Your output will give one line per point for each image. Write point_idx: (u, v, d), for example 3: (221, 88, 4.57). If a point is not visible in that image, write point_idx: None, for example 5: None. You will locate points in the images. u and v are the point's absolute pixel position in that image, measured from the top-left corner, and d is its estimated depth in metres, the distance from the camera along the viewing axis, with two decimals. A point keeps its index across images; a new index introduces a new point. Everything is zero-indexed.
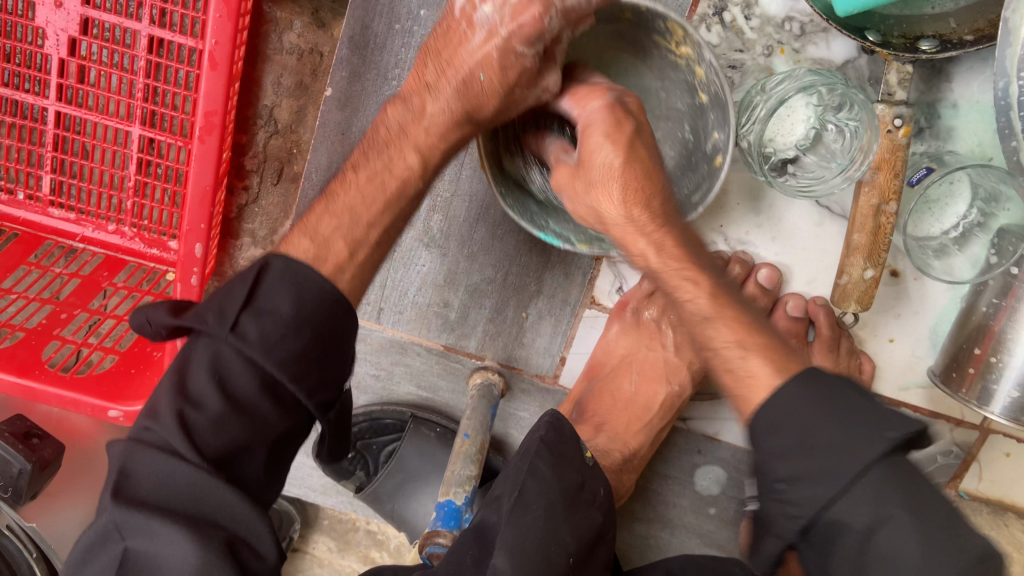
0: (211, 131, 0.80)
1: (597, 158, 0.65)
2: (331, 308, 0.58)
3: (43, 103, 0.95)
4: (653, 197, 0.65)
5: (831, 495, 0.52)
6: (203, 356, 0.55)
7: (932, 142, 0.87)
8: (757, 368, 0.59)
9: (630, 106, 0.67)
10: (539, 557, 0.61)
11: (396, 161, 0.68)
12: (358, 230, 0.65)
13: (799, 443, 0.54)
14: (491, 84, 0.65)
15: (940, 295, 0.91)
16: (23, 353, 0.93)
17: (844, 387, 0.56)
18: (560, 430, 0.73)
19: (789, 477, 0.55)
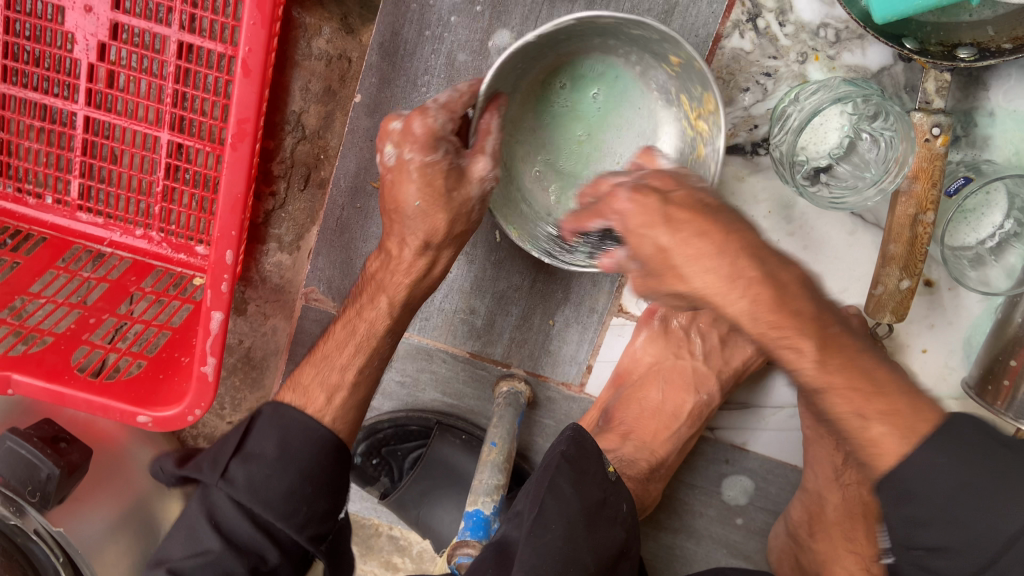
0: (244, 138, 0.79)
1: (655, 243, 0.57)
2: (315, 450, 0.74)
3: (72, 108, 0.96)
4: (738, 267, 0.55)
5: (982, 564, 0.53)
6: (202, 506, 0.71)
7: (968, 150, 0.85)
8: (880, 434, 0.56)
9: (655, 183, 0.60)
10: (556, 574, 0.61)
11: (366, 307, 0.82)
12: (333, 376, 0.80)
13: (944, 512, 0.55)
14: (429, 205, 0.76)
15: (975, 306, 0.90)
16: (51, 358, 0.93)
17: (980, 435, 0.56)
18: (582, 444, 0.71)
19: (929, 545, 0.56)
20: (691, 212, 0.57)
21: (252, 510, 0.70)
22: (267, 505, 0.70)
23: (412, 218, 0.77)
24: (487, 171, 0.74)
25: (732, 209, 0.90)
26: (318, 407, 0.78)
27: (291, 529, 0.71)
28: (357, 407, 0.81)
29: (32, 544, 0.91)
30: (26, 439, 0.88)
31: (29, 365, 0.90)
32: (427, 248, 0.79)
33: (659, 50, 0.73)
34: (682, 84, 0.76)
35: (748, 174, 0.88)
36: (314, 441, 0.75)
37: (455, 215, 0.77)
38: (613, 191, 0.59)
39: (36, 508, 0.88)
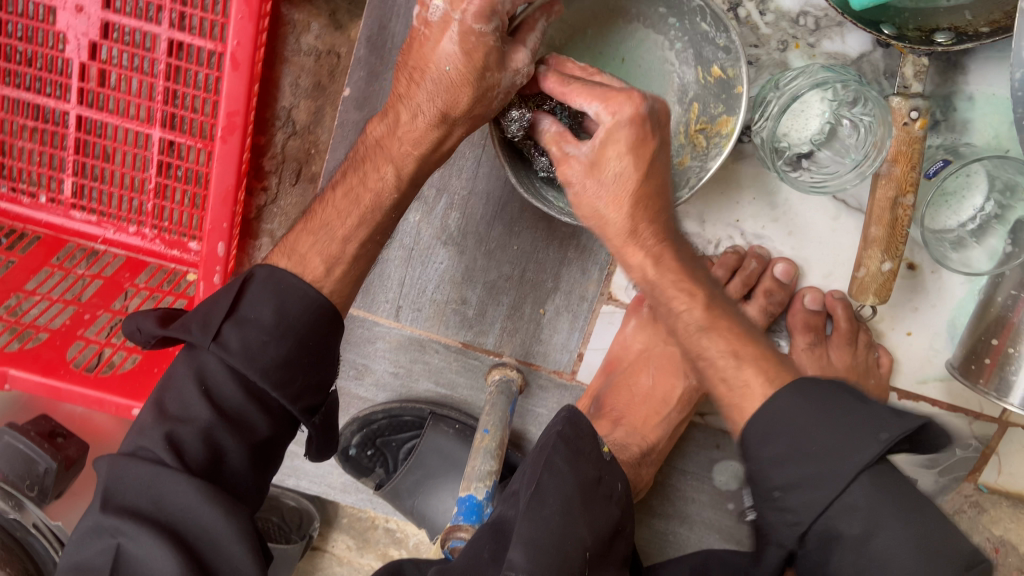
0: (233, 131, 0.80)
1: (614, 167, 0.70)
2: (312, 315, 0.71)
3: (65, 107, 0.97)
4: (637, 210, 0.72)
5: (830, 496, 0.61)
6: (191, 366, 0.67)
7: (947, 134, 0.87)
8: (750, 377, 0.67)
9: (658, 115, 0.69)
10: (553, 553, 0.62)
11: (370, 175, 0.76)
12: (334, 245, 0.75)
13: (794, 449, 0.63)
14: (459, 75, 0.67)
15: (958, 288, 0.91)
16: (48, 353, 0.94)
17: (837, 388, 0.64)
18: (577, 425, 0.72)
19: (785, 485, 0.63)
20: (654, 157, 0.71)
21: (242, 372, 0.67)
22: (264, 371, 0.67)
23: (436, 82, 0.69)
24: (525, 66, 0.68)
25: (718, 196, 0.91)
26: (316, 276, 0.74)
27: (285, 400, 0.68)
28: (354, 282, 0.78)
29: (32, 538, 0.91)
30: (23, 434, 0.89)
31: (25, 361, 0.92)
32: (443, 120, 0.71)
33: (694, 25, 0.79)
34: (705, 96, 0.82)
35: (732, 161, 0.90)
36: (309, 306, 0.71)
37: (480, 95, 0.68)
38: (630, 96, 0.67)
39: (35, 501, 0.89)
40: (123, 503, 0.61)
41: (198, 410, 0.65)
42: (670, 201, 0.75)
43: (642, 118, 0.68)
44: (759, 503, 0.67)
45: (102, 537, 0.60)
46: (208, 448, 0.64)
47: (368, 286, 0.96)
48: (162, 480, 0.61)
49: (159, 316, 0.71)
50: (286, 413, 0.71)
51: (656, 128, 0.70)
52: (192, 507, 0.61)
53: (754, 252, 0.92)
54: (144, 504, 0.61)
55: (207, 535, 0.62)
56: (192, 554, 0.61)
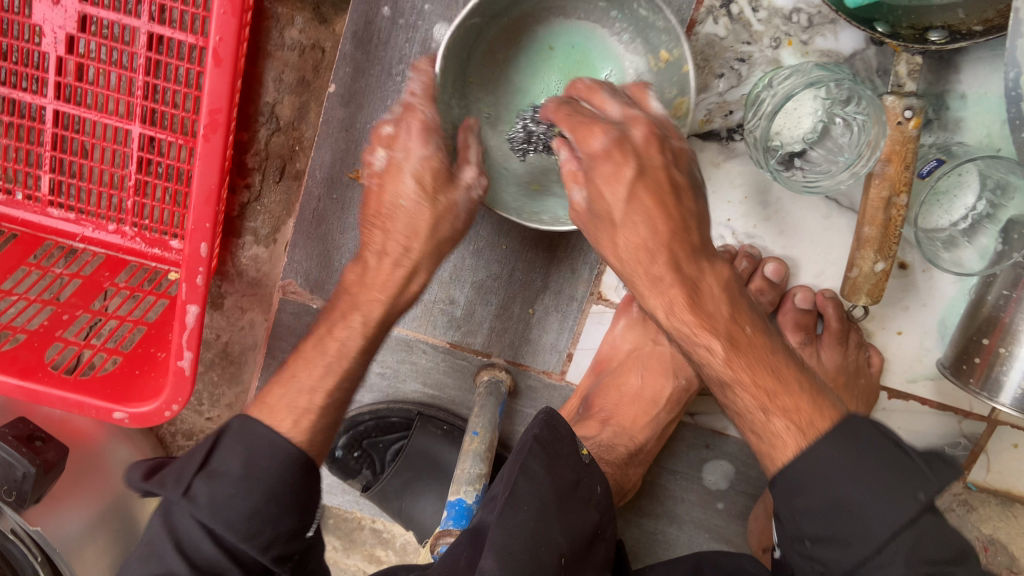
0: (217, 128, 0.78)
1: (609, 209, 0.68)
2: (284, 467, 0.64)
3: (41, 102, 0.94)
4: (658, 251, 0.67)
5: (864, 555, 0.59)
6: (165, 527, 0.62)
7: (940, 133, 0.86)
8: (779, 429, 0.64)
9: (636, 140, 0.67)
10: (528, 561, 0.58)
11: (339, 323, 0.74)
12: (301, 398, 0.69)
13: (831, 508, 0.60)
14: (417, 207, 0.73)
15: (948, 287, 0.91)
16: (25, 355, 0.92)
17: (880, 438, 0.62)
18: (555, 428, 0.67)
19: (820, 538, 0.61)
20: (654, 193, 0.67)
21: (215, 531, 0.61)
22: (230, 526, 0.61)
23: (405, 220, 0.73)
24: (475, 180, 0.74)
25: (709, 194, 0.90)
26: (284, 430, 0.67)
27: (255, 551, 0.62)
28: (326, 431, 0.70)
29: (10, 544, 0.90)
30: (1, 438, 0.87)
31: (4, 363, 0.89)
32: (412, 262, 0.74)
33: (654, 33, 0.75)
34: (660, 82, 0.78)
35: (724, 160, 0.89)
36: (280, 459, 0.64)
37: (437, 221, 0.73)
38: (632, 124, 0.68)
39: (13, 507, 0.87)
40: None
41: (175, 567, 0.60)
42: (688, 240, 0.68)
43: (655, 126, 0.68)
44: (786, 544, 0.66)
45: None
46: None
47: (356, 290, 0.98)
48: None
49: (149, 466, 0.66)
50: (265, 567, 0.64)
51: (674, 162, 0.69)
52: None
53: (745, 251, 0.91)
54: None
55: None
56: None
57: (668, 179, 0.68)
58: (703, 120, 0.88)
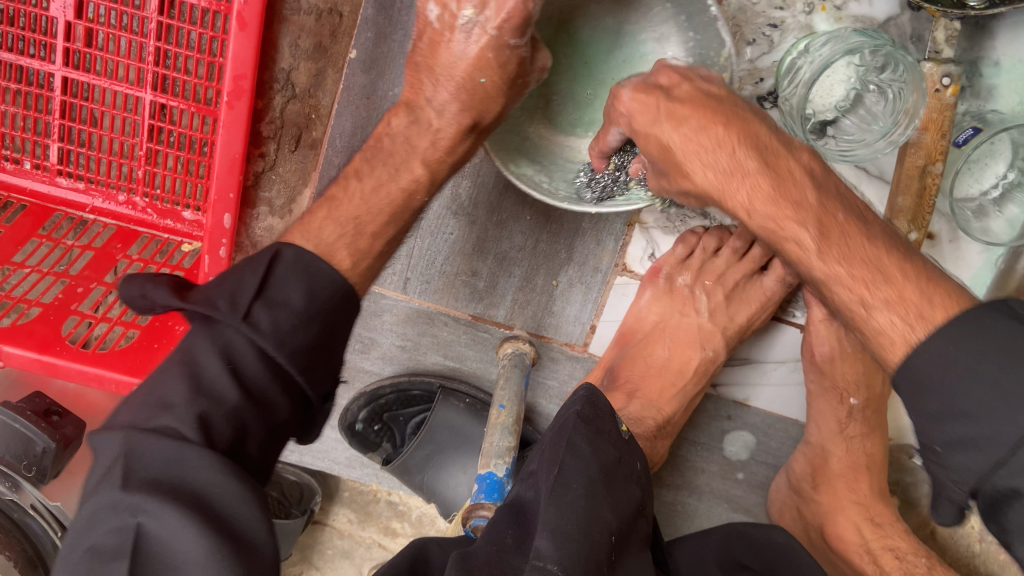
0: (241, 95, 0.76)
1: (663, 139, 0.69)
2: (335, 300, 0.66)
3: (49, 68, 0.93)
4: (748, 159, 0.66)
5: (996, 460, 0.49)
6: (213, 344, 0.60)
7: (972, 101, 0.85)
8: (886, 322, 0.58)
9: (663, 80, 0.70)
10: (581, 534, 0.57)
11: (403, 172, 0.74)
12: (363, 241, 0.71)
13: (964, 400, 0.51)
14: (494, 86, 0.71)
15: (975, 257, 0.91)
16: (42, 329, 0.89)
17: (1010, 325, 0.51)
18: (596, 404, 0.67)
19: (957, 440, 0.52)
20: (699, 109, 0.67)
21: (270, 354, 0.61)
22: (287, 353, 0.61)
23: (471, 92, 0.71)
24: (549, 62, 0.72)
25: None
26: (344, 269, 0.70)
27: (306, 385, 0.63)
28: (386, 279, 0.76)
29: (30, 519, 0.89)
30: (20, 413, 0.85)
31: (20, 336, 0.87)
32: (472, 131, 0.74)
33: (702, 24, 0.73)
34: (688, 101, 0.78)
35: None
36: (334, 292, 0.67)
37: (513, 89, 0.72)
38: (619, 90, 0.70)
39: (32, 482, 0.86)
40: (146, 478, 0.54)
41: (228, 393, 0.59)
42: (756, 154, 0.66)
43: (642, 89, 0.69)
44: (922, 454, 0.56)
45: (117, 519, 0.53)
46: (233, 430, 0.59)
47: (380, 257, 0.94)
48: (183, 456, 0.55)
49: (171, 284, 0.64)
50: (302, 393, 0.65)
51: (687, 80, 0.70)
52: (217, 484, 0.55)
53: None
54: (167, 480, 0.54)
55: (234, 509, 0.55)
56: (230, 537, 0.54)
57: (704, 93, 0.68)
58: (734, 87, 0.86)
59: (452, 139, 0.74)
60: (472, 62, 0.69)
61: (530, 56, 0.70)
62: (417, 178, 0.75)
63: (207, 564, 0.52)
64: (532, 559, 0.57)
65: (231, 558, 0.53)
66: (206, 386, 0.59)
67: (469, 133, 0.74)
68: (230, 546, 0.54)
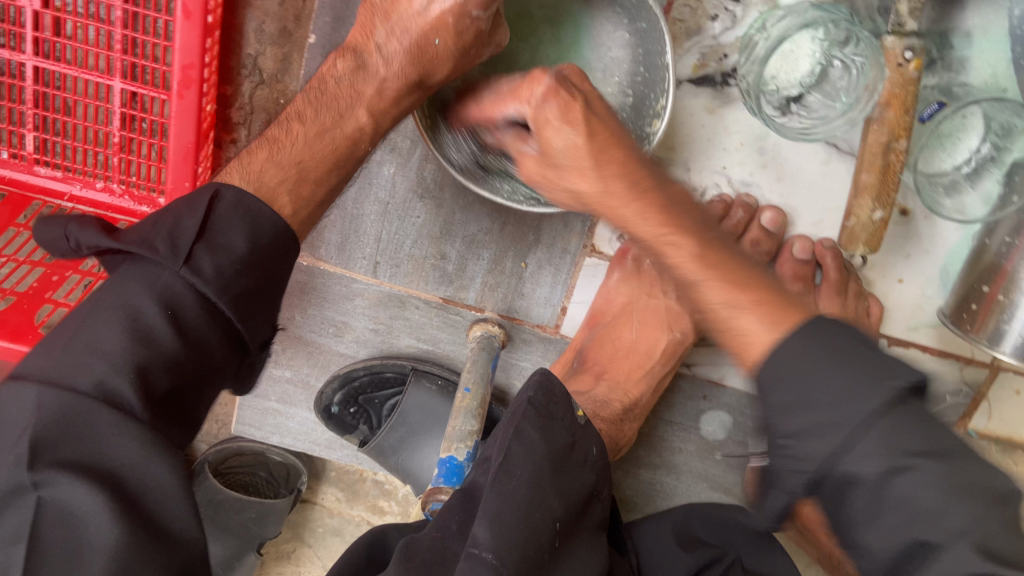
0: (190, 85, 0.76)
1: (552, 142, 0.58)
2: (275, 248, 0.65)
3: (21, 58, 0.93)
4: (615, 167, 0.57)
5: (835, 448, 0.48)
6: (150, 288, 0.58)
7: (944, 74, 0.82)
8: (749, 324, 0.55)
9: (571, 77, 0.59)
10: (518, 520, 0.57)
11: (347, 120, 0.73)
12: (307, 187, 0.70)
13: (801, 397, 0.50)
14: (447, 49, 0.71)
15: (952, 234, 0.89)
16: (15, 318, 0.91)
17: (851, 342, 0.51)
18: (549, 389, 0.68)
19: (794, 433, 0.50)
20: (607, 127, 0.58)
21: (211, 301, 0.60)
22: (230, 300, 0.61)
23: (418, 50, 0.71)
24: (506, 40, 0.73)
25: (703, 143, 0.87)
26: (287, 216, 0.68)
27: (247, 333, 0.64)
28: None
29: None
30: None
31: None
32: (416, 87, 0.74)
33: (655, 64, 0.75)
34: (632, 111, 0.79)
35: (718, 106, 0.86)
36: (275, 240, 0.65)
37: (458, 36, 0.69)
38: (535, 77, 0.58)
39: None
40: (59, 456, 0.51)
41: (162, 340, 0.58)
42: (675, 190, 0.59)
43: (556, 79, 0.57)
44: None
45: (19, 493, 0.50)
46: (166, 380, 0.58)
47: (342, 242, 0.93)
48: (100, 432, 0.53)
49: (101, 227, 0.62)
50: (242, 339, 0.65)
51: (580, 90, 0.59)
52: (138, 465, 0.54)
53: (741, 201, 0.88)
54: (80, 458, 0.52)
55: (152, 492, 0.54)
56: (144, 522, 0.53)
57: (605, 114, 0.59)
58: (697, 65, 0.85)
59: (397, 90, 0.74)
60: (430, 21, 0.69)
61: (489, 29, 0.70)
62: (362, 125, 0.74)
63: (117, 548, 0.50)
64: (470, 547, 0.56)
65: (145, 544, 0.52)
66: (147, 336, 0.57)
67: (414, 88, 0.74)
68: (145, 531, 0.52)
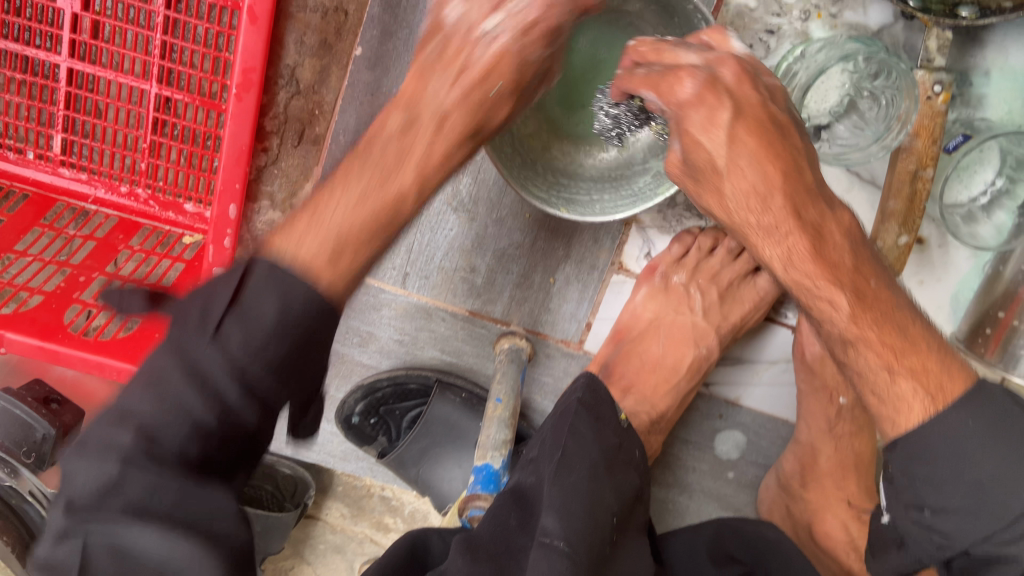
0: (250, 87, 0.80)
1: (710, 156, 0.69)
2: None
3: (55, 59, 0.94)
4: (772, 196, 0.70)
5: (987, 533, 0.61)
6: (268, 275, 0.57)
7: (963, 109, 0.86)
8: (906, 391, 0.64)
9: (725, 78, 0.68)
10: (585, 514, 0.59)
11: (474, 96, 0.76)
12: None
13: (954, 476, 0.62)
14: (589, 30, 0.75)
15: (964, 263, 0.92)
16: (44, 316, 0.90)
17: (1003, 421, 0.62)
18: (596, 392, 0.69)
19: (938, 510, 0.63)
20: (756, 134, 0.69)
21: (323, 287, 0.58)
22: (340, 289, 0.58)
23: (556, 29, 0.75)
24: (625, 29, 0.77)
25: None
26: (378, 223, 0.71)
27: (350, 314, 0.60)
28: None
29: (27, 504, 0.92)
30: (20, 399, 0.85)
31: (23, 323, 0.88)
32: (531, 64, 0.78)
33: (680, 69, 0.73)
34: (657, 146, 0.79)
35: None
36: None
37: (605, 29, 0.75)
38: (682, 76, 0.66)
39: (31, 468, 0.86)
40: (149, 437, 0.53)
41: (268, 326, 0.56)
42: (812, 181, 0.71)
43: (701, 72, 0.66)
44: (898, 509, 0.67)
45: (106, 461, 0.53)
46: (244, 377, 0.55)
47: None
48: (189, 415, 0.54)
49: None
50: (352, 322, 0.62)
51: (771, 99, 0.69)
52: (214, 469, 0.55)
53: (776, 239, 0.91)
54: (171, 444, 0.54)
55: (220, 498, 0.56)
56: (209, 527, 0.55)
57: (768, 114, 0.69)
58: None
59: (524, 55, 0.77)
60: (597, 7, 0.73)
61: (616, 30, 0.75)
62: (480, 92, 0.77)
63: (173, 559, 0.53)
64: (538, 537, 0.57)
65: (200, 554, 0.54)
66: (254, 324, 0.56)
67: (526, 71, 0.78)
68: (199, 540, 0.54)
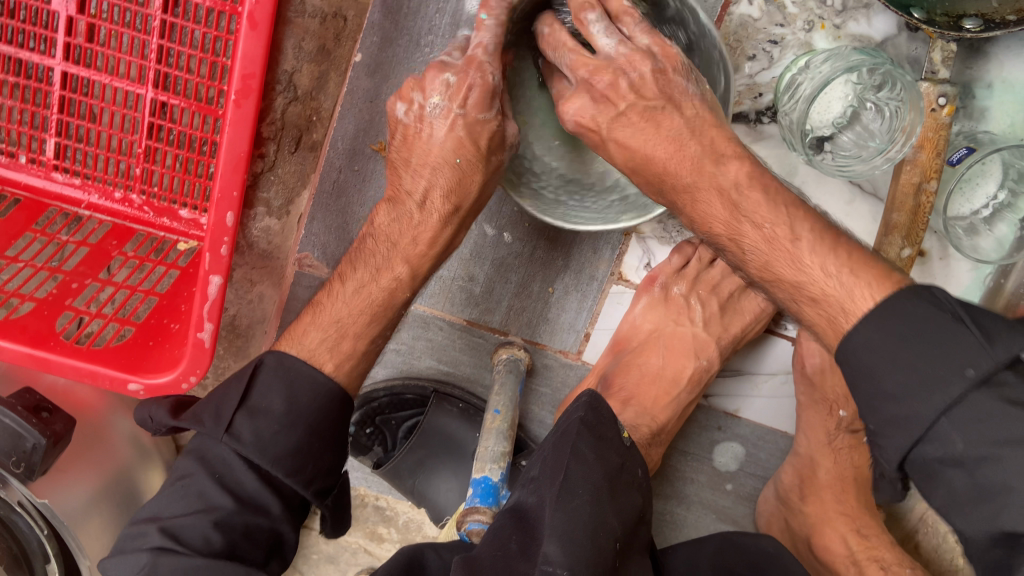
0: (248, 94, 0.77)
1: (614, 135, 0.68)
2: None
3: (50, 62, 0.92)
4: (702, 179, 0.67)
5: (917, 436, 0.53)
6: None
7: (966, 121, 0.86)
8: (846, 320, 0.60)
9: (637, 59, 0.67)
10: (587, 540, 0.58)
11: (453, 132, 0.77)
12: None
13: (888, 379, 0.54)
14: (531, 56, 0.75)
15: (965, 275, 0.92)
16: (35, 323, 0.89)
17: (934, 309, 0.54)
18: (598, 410, 0.68)
19: (885, 420, 0.55)
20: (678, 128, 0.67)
21: None
22: None
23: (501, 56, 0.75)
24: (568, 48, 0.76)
25: None
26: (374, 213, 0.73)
27: None
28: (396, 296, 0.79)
29: (16, 516, 0.88)
30: (11, 408, 0.83)
31: (13, 330, 0.86)
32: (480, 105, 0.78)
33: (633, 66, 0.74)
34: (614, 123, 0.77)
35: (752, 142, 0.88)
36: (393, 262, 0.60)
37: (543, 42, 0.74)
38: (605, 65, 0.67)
39: (20, 478, 0.85)
40: None
41: None
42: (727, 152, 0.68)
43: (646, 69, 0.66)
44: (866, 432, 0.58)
45: None
46: None
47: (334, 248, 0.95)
48: None
49: None
50: None
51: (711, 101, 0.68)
52: None
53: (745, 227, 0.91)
54: None
55: None
56: None
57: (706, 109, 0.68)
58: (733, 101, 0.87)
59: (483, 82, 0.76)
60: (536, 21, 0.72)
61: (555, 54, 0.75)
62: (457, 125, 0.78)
63: None
64: (540, 565, 0.56)
65: None
66: None
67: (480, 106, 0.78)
68: None
